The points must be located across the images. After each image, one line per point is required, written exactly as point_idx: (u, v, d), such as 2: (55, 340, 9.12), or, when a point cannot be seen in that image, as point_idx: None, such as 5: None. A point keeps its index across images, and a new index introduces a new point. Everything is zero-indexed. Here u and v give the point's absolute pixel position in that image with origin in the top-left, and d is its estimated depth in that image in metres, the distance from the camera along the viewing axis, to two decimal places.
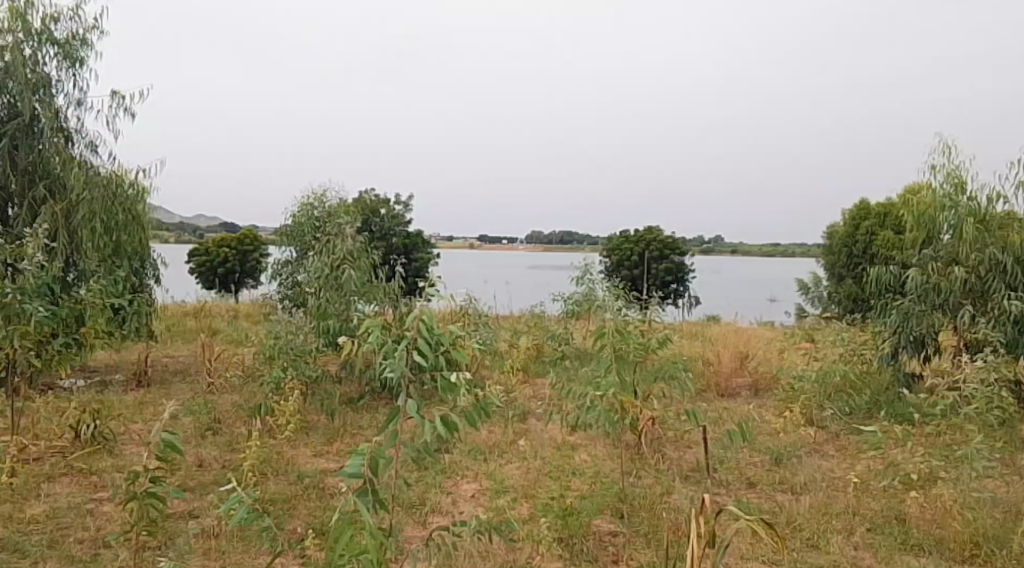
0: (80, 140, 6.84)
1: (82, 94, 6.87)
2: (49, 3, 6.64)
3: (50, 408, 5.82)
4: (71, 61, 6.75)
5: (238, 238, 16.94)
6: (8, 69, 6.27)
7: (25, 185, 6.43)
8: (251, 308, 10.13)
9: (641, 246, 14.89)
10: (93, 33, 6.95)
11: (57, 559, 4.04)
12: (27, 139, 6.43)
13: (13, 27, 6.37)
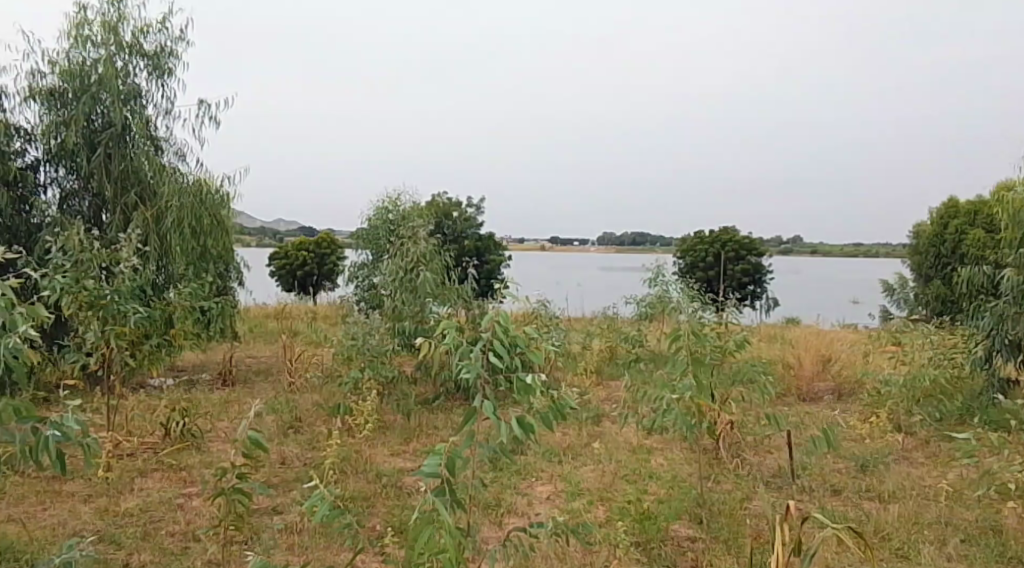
0: (169, 148, 7.17)
1: (170, 103, 7.19)
2: (139, 17, 6.97)
3: (143, 406, 6.09)
4: (160, 72, 7.06)
5: (316, 242, 17.46)
6: (101, 81, 6.63)
7: (118, 192, 6.75)
8: (329, 310, 10.41)
9: (717, 246, 14.63)
10: (179, 45, 7.26)
11: (150, 551, 4.23)
12: (119, 148, 6.74)
13: (106, 41, 6.75)
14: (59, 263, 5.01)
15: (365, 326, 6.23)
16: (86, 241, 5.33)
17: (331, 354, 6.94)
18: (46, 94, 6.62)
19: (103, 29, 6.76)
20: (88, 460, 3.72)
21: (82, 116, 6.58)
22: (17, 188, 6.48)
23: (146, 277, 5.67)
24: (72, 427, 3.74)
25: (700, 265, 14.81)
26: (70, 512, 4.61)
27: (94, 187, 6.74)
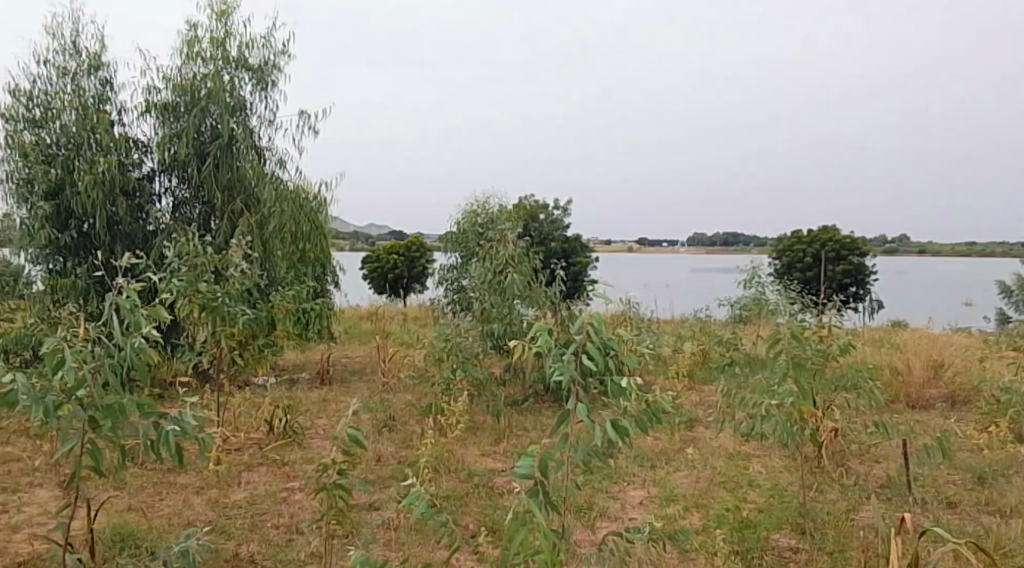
0: (271, 157, 7.48)
1: (273, 114, 7.51)
2: (244, 33, 7.31)
3: (248, 403, 6.37)
4: (264, 84, 7.38)
5: (406, 246, 17.87)
6: (210, 94, 6.99)
7: (226, 200, 7.08)
8: (421, 312, 10.64)
9: (816, 245, 14.16)
10: (281, 58, 7.57)
11: (257, 542, 4.44)
12: (226, 158, 7.07)
13: (215, 56, 7.12)
14: (176, 268, 5.31)
15: (456, 327, 6.31)
16: (198, 246, 5.64)
17: (422, 354, 7.09)
18: (161, 108, 7.03)
19: (212, 45, 7.12)
20: (203, 454, 4.00)
21: (192, 128, 6.95)
22: (135, 198, 6.91)
23: (252, 281, 5.94)
24: (189, 423, 4.01)
25: (797, 266, 14.41)
26: (184, 502, 4.89)
27: (203, 195, 7.11)
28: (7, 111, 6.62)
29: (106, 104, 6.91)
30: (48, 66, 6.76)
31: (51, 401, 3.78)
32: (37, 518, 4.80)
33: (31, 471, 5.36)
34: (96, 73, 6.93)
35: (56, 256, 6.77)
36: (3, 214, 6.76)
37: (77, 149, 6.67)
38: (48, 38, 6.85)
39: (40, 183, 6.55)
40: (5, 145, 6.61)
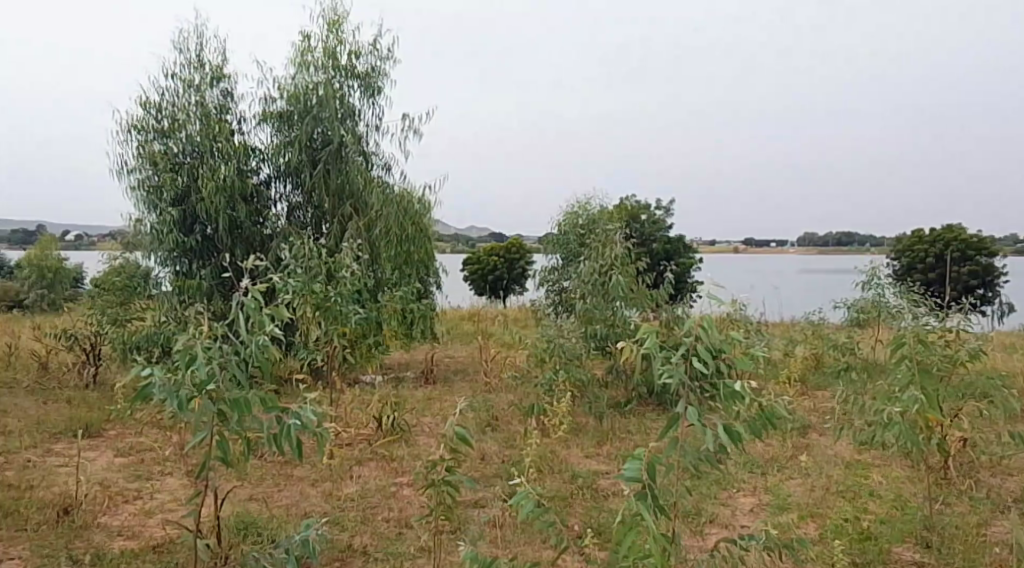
0: (378, 161, 7.71)
1: (380, 119, 7.75)
2: (353, 41, 7.58)
3: (357, 400, 6.56)
4: (371, 91, 7.63)
5: (506, 248, 18.14)
6: (322, 102, 7.28)
7: (336, 204, 7.35)
8: (522, 313, 10.74)
9: (939, 245, 13.43)
10: (388, 64, 7.81)
11: (368, 535, 4.66)
12: (336, 163, 7.34)
13: (327, 65, 7.42)
14: (293, 269, 5.56)
15: (558, 328, 6.30)
16: (313, 248, 5.89)
17: (524, 355, 7.15)
18: (276, 117, 7.35)
19: (323, 55, 7.42)
20: (320, 447, 4.18)
21: (305, 135, 7.25)
22: (253, 203, 7.28)
23: (361, 282, 6.15)
24: (309, 417, 4.23)
25: (918, 267, 13.75)
26: (300, 494, 5.14)
27: (315, 200, 7.39)
28: (139, 123, 7.10)
29: (227, 114, 7.30)
30: (176, 79, 7.20)
31: (184, 395, 4.07)
32: (169, 504, 5.13)
33: (163, 460, 5.74)
34: (218, 84, 7.32)
35: (182, 258, 7.21)
36: (135, 219, 7.24)
37: (201, 157, 7.08)
38: (176, 53, 7.31)
39: (168, 190, 6.98)
40: (137, 155, 7.08)
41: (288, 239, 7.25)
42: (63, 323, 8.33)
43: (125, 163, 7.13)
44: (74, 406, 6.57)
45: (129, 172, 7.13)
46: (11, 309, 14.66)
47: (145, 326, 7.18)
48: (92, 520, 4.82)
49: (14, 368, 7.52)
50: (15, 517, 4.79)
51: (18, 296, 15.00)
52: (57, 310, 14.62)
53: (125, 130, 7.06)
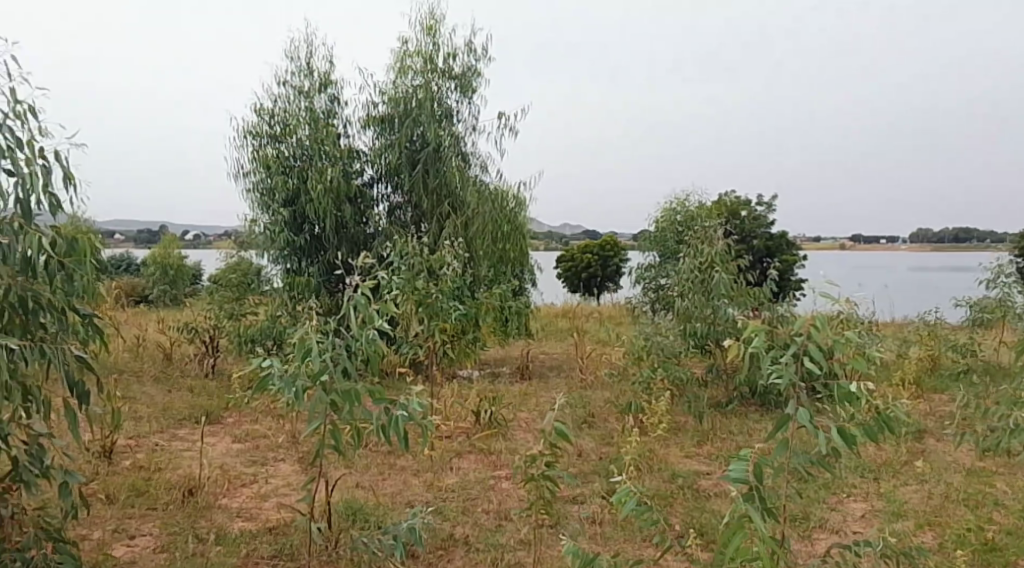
0: (475, 161, 7.85)
1: (476, 119, 7.88)
2: (449, 44, 7.74)
3: (455, 393, 6.71)
4: (467, 91, 7.78)
5: (600, 245, 18.20)
6: (421, 104, 7.48)
7: (434, 203, 7.52)
8: (617, 311, 10.71)
9: None
10: (483, 64, 7.93)
11: (470, 526, 4.85)
12: (435, 163, 7.52)
13: (426, 67, 7.61)
14: (397, 267, 5.76)
15: (656, 326, 6.26)
16: (416, 246, 6.07)
17: (620, 353, 7.17)
18: (378, 120, 7.59)
19: (421, 59, 7.61)
20: (425, 438, 4.28)
21: (405, 137, 7.46)
22: (358, 203, 7.56)
23: (460, 279, 6.30)
24: (415, 410, 4.37)
25: None
26: (404, 484, 5.38)
27: (414, 200, 7.59)
28: (253, 128, 7.48)
29: (333, 118, 7.60)
30: (287, 86, 7.57)
31: (300, 386, 4.41)
32: (282, 488, 5.44)
33: (276, 447, 6.05)
34: (325, 90, 7.64)
35: (292, 256, 7.56)
36: (250, 220, 7.65)
37: (310, 160, 7.40)
38: (286, 61, 7.67)
39: (280, 192, 7.33)
40: (252, 159, 7.46)
41: (389, 237, 7.49)
42: (185, 316, 8.89)
43: (240, 167, 7.54)
44: (196, 394, 7.02)
45: (245, 175, 7.54)
46: (139, 304, 15.82)
47: (258, 321, 7.57)
48: (213, 501, 5.18)
49: (142, 357, 8.09)
50: (147, 496, 5.19)
51: (145, 291, 16.12)
52: (179, 304, 15.66)
53: (241, 135, 7.45)
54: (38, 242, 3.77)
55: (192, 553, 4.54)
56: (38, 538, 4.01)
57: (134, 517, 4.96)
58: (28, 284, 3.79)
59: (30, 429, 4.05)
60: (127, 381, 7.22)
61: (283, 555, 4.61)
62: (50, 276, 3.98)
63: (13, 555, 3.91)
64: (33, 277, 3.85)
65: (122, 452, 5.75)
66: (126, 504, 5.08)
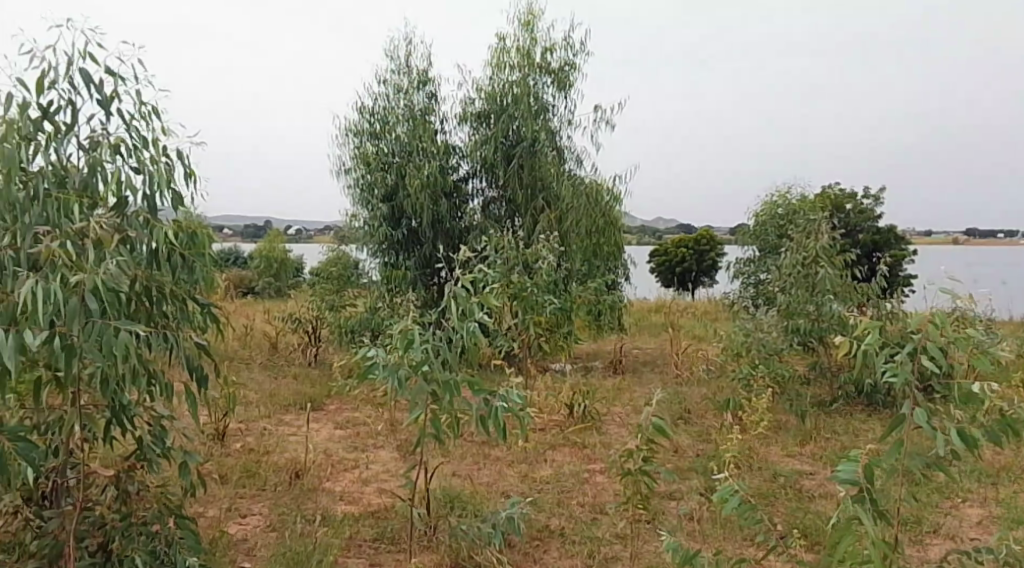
0: (570, 156, 7.85)
1: (572, 114, 7.88)
2: (547, 39, 7.76)
3: (548, 386, 6.76)
4: (564, 86, 7.78)
5: (695, 239, 18.11)
6: (517, 99, 7.54)
7: (529, 198, 7.57)
8: (712, 307, 10.52)
9: None
10: (581, 58, 7.91)
11: (565, 518, 4.92)
12: (530, 158, 7.57)
13: (522, 63, 7.67)
14: (494, 261, 5.84)
15: (757, 322, 6.11)
16: (512, 241, 6.14)
17: (717, 348, 7.07)
18: (475, 116, 7.70)
19: (519, 55, 7.67)
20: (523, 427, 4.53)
21: (501, 132, 7.54)
22: (454, 198, 7.71)
23: (556, 274, 6.34)
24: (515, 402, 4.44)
25: None
26: (498, 473, 5.51)
27: (509, 194, 7.65)
28: (355, 127, 7.74)
29: (431, 115, 7.75)
30: (388, 85, 7.77)
31: (402, 374, 4.58)
32: (382, 474, 5.64)
33: (376, 434, 6.25)
34: (424, 87, 7.79)
35: (390, 251, 7.76)
36: (351, 216, 7.94)
37: (408, 156, 7.57)
38: (387, 60, 7.89)
39: (379, 188, 7.58)
40: (353, 156, 7.75)
41: (484, 231, 7.58)
42: (288, 307, 9.28)
43: (343, 164, 7.81)
44: (299, 382, 7.31)
45: (347, 172, 7.80)
46: (247, 295, 16.72)
47: (357, 313, 7.80)
48: (318, 484, 5.43)
49: (250, 346, 8.51)
50: (256, 477, 5.47)
51: (252, 283, 16.96)
52: (283, 296, 16.41)
53: (343, 133, 7.74)
54: (164, 236, 4.05)
55: (300, 532, 4.76)
56: (161, 513, 4.34)
57: (245, 497, 5.25)
58: (154, 275, 4.07)
59: (154, 411, 4.35)
60: (237, 367, 7.59)
61: (384, 538, 4.81)
62: (173, 267, 4.25)
63: (140, 528, 4.26)
64: (158, 268, 4.13)
65: (233, 435, 6.06)
66: (237, 484, 5.36)
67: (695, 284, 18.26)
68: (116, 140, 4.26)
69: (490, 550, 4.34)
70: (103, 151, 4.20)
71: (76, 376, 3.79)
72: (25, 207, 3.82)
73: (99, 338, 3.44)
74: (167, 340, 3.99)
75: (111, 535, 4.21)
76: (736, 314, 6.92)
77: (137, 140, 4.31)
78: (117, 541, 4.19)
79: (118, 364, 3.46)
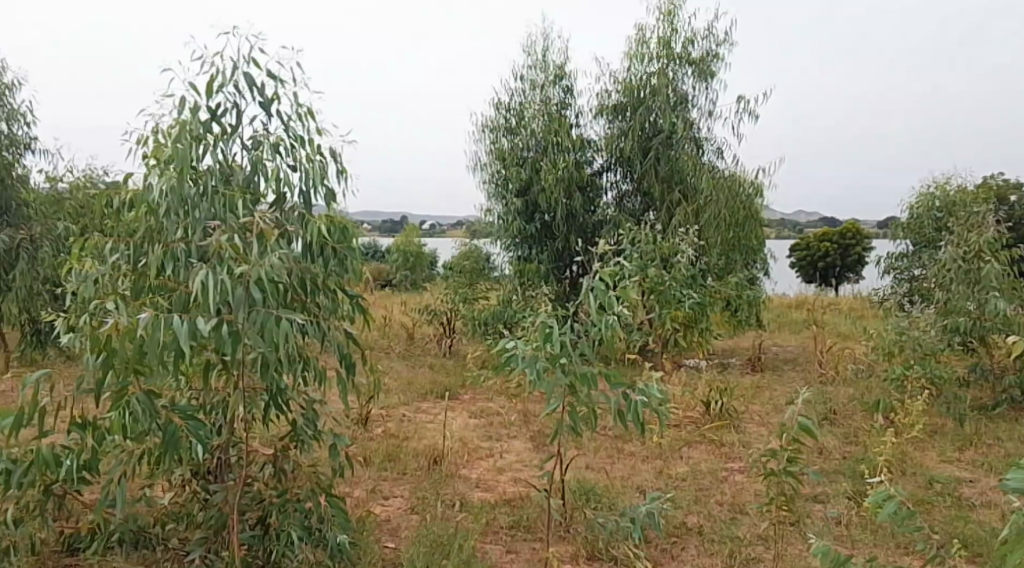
0: (709, 148, 7.63)
1: (713, 105, 7.66)
2: (688, 29, 7.58)
3: (683, 381, 6.68)
4: (705, 76, 7.58)
5: (841, 233, 17.36)
6: (656, 91, 7.45)
7: (665, 190, 7.51)
8: (858, 305, 10.05)
9: None
10: (723, 47, 7.68)
11: (704, 516, 4.85)
12: (666, 151, 7.51)
13: (662, 54, 7.56)
14: (630, 254, 5.85)
15: (912, 320, 5.86)
16: (650, 234, 6.13)
17: (866, 347, 6.80)
18: (612, 109, 7.72)
19: (659, 45, 7.56)
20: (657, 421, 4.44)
21: (638, 125, 7.50)
22: (588, 192, 7.76)
23: (695, 269, 6.26)
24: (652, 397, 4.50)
25: None
26: (633, 468, 5.49)
27: (644, 188, 7.64)
28: (491, 123, 7.91)
29: (567, 109, 7.83)
30: (524, 80, 7.89)
31: (541, 367, 4.64)
32: (517, 464, 5.73)
33: (510, 424, 6.37)
34: (560, 82, 7.85)
35: (524, 244, 7.89)
36: (486, 211, 8.10)
37: (543, 151, 7.67)
38: (524, 56, 7.98)
39: (514, 183, 7.71)
40: (489, 152, 7.92)
41: (618, 226, 7.58)
42: (423, 299, 9.61)
43: (479, 160, 8.02)
44: (435, 371, 7.56)
45: (482, 167, 8.00)
46: (385, 286, 17.44)
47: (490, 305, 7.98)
48: (455, 471, 5.60)
49: (388, 336, 8.90)
50: (398, 461, 5.69)
51: (389, 276, 17.69)
52: (418, 289, 16.92)
53: (480, 129, 7.90)
54: (316, 231, 4.23)
55: (441, 516, 4.92)
56: (313, 492, 4.43)
57: (388, 480, 5.48)
58: (308, 267, 4.28)
59: (307, 396, 4.51)
60: (378, 355, 7.93)
61: (521, 526, 4.90)
62: (325, 261, 4.44)
63: (296, 505, 4.41)
64: (313, 262, 4.35)
65: (376, 420, 6.32)
66: (379, 467, 5.60)
67: (839, 280, 17.70)
68: (275, 139, 4.47)
69: (627, 544, 4.36)
70: (264, 150, 4.42)
71: (241, 360, 3.98)
72: (196, 203, 4.15)
73: (262, 326, 3.65)
74: (321, 329, 4.19)
75: (268, 511, 4.43)
76: (888, 312, 6.68)
77: (294, 139, 4.49)
78: (274, 516, 4.39)
79: (278, 350, 3.68)
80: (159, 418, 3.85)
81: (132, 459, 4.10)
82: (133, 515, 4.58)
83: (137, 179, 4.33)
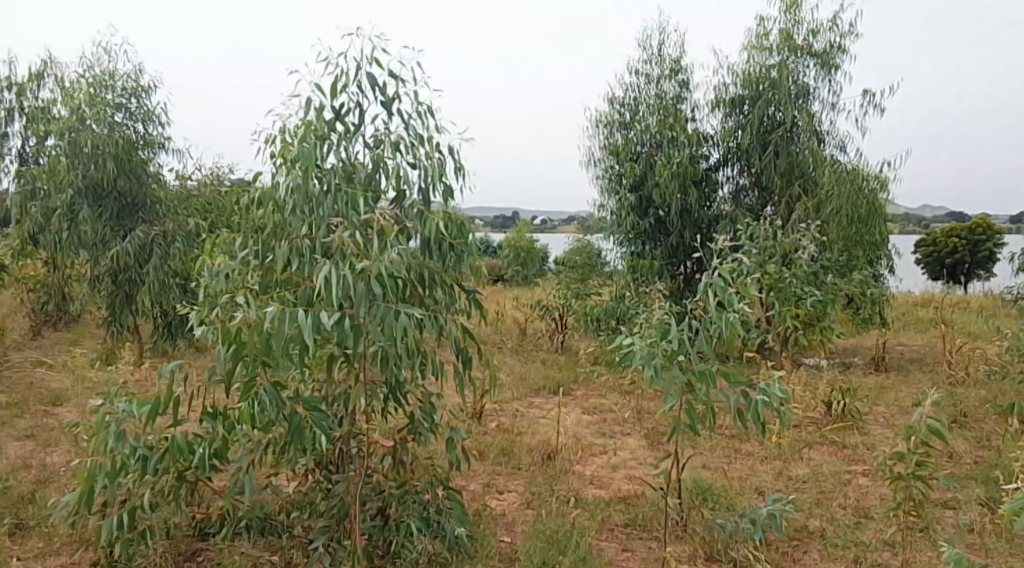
0: (831, 141, 7.47)
1: (836, 96, 7.45)
2: (813, 20, 7.39)
3: (803, 381, 6.55)
4: (828, 68, 7.38)
5: (970, 228, 16.74)
6: (776, 84, 7.28)
7: (785, 183, 7.37)
8: (989, 305, 9.61)
9: None
10: (848, 38, 7.44)
11: (826, 520, 4.71)
12: (786, 144, 7.33)
13: (782, 47, 7.39)
14: (749, 251, 5.83)
15: None
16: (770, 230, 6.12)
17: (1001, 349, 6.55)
18: (729, 103, 7.58)
19: (780, 37, 7.41)
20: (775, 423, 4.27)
21: (756, 118, 7.37)
22: (704, 187, 7.67)
23: (815, 269, 6.13)
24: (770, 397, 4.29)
25: None
26: (752, 469, 5.40)
27: (762, 181, 7.50)
28: (607, 118, 7.96)
29: (682, 103, 7.74)
30: (640, 75, 7.86)
31: (659, 364, 4.52)
32: (631, 461, 5.70)
33: (623, 422, 6.35)
34: (676, 76, 7.79)
35: (637, 240, 7.87)
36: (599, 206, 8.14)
37: (658, 145, 7.64)
38: (639, 50, 7.94)
39: (628, 177, 7.70)
40: (603, 147, 7.96)
41: (735, 222, 7.49)
42: (537, 295, 9.74)
43: (592, 156, 8.07)
44: (547, 366, 7.64)
45: (597, 162, 8.05)
46: (499, 282, 17.81)
47: (602, 301, 8.05)
48: (568, 467, 5.60)
49: (502, 330, 9.06)
50: (512, 456, 5.72)
51: (501, 272, 18.02)
52: (529, 284, 17.49)
53: (595, 125, 7.96)
54: (432, 227, 4.13)
55: (556, 512, 4.92)
56: (431, 483, 4.49)
57: (501, 474, 5.51)
58: (427, 262, 4.19)
59: (425, 388, 4.45)
60: (491, 349, 8.08)
61: (635, 524, 4.86)
62: (442, 256, 4.32)
63: (415, 497, 4.43)
64: (429, 256, 4.25)
65: (490, 415, 6.40)
66: (494, 461, 5.65)
67: (968, 276, 17.05)
68: (395, 138, 4.41)
69: (748, 545, 4.27)
70: (385, 149, 4.34)
71: (362, 354, 3.98)
72: (320, 201, 4.12)
73: (382, 319, 3.70)
74: (438, 323, 4.08)
75: (388, 503, 4.45)
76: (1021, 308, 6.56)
77: (414, 138, 4.40)
78: (394, 507, 4.41)
79: (397, 344, 3.70)
80: (285, 409, 3.93)
81: (259, 448, 4.15)
82: (260, 501, 4.58)
83: (266, 178, 4.37)
